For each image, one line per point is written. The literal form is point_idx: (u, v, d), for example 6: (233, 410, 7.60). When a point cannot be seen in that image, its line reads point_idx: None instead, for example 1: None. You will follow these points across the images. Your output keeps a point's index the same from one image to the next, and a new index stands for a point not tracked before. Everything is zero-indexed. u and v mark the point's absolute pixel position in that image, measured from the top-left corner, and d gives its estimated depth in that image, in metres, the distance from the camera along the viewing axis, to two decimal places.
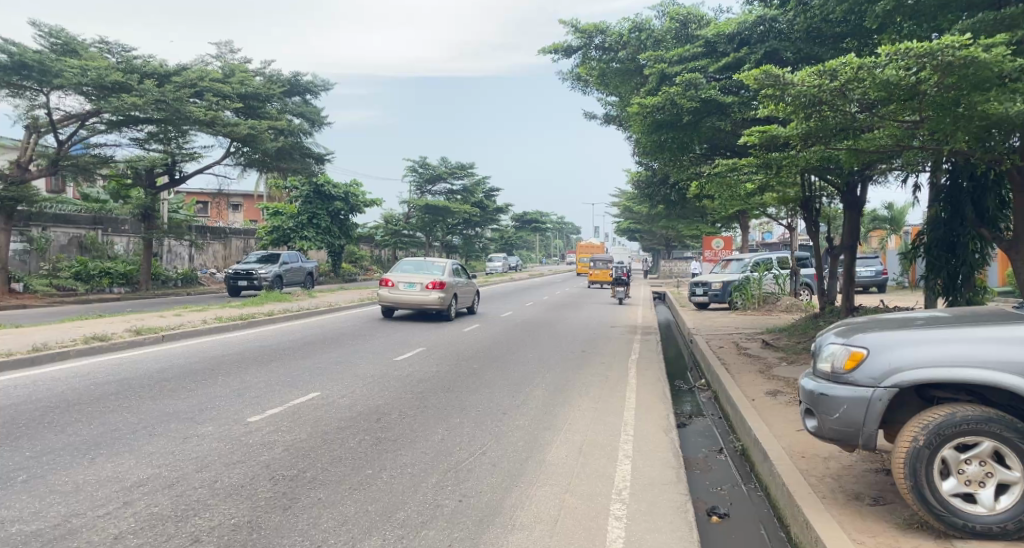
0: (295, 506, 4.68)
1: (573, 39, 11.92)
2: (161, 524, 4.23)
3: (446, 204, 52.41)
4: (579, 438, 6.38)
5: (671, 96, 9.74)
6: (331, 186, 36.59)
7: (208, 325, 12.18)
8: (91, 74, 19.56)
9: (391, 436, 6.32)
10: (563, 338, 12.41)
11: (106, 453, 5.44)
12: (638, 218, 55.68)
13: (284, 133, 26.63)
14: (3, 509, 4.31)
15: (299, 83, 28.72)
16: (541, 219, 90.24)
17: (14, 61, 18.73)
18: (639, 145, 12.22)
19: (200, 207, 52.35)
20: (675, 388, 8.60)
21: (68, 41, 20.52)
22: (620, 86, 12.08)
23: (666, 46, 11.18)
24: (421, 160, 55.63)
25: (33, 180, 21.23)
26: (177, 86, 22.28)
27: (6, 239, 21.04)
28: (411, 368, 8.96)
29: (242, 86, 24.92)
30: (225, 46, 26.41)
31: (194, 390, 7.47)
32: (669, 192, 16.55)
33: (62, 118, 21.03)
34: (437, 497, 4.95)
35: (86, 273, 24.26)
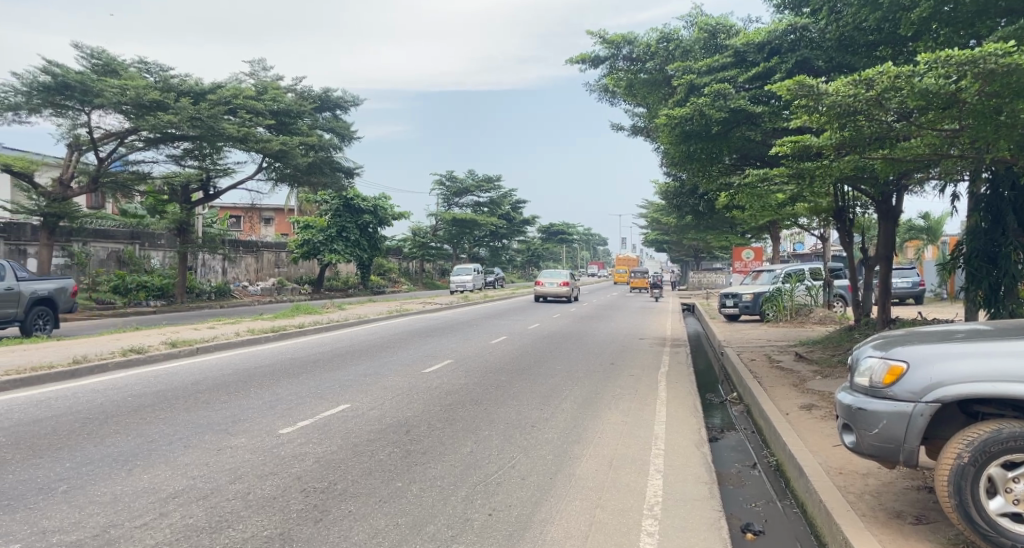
0: (326, 518, 4.72)
1: (600, 49, 12.02)
2: (196, 535, 4.30)
3: (472, 216, 53.10)
4: (608, 451, 6.33)
5: (700, 106, 9.65)
6: (360, 200, 37.23)
7: (241, 337, 12.40)
8: (129, 93, 20.10)
9: (420, 449, 6.32)
10: (590, 349, 12.34)
11: (142, 464, 5.53)
12: (665, 228, 55.42)
13: (315, 148, 27.12)
14: (46, 519, 4.43)
15: (329, 99, 29.16)
16: (569, 231, 90.29)
17: (57, 81, 19.15)
18: (667, 156, 12.12)
19: (233, 222, 53.74)
20: (707, 402, 8.45)
21: (108, 62, 21.10)
22: (648, 96, 12.02)
23: (696, 57, 11.05)
24: (448, 173, 56.25)
25: (75, 197, 21.85)
26: (212, 104, 22.87)
27: (47, 253, 21.63)
28: (440, 380, 8.98)
29: (274, 103, 25.41)
30: (258, 64, 26.99)
31: (227, 401, 7.60)
32: (699, 203, 16.41)
33: (102, 136, 21.60)
34: (467, 511, 4.94)
35: (124, 286, 24.77)
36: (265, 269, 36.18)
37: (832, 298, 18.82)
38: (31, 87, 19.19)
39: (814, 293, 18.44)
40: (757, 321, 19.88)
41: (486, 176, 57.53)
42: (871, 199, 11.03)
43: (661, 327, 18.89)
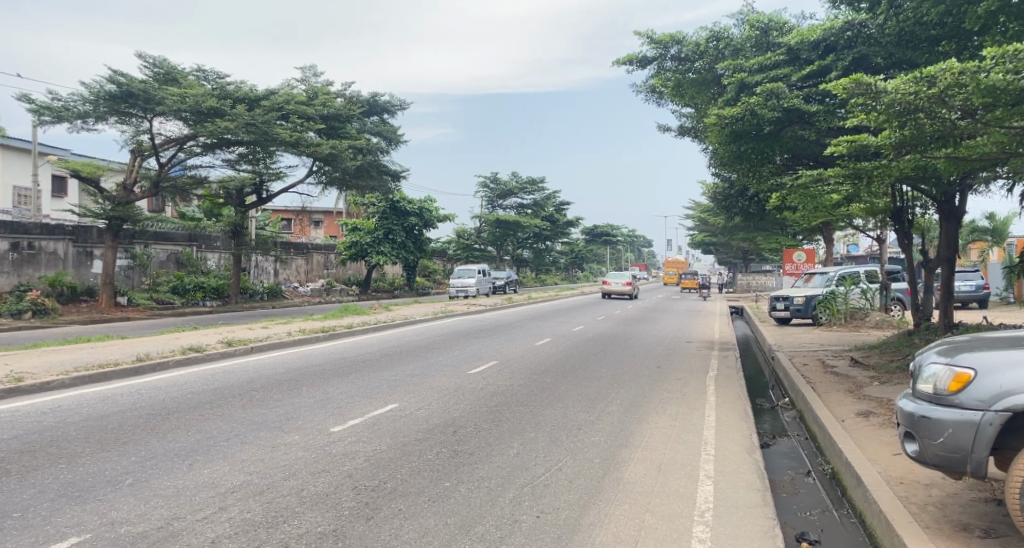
0: (377, 516, 4.80)
1: (649, 50, 11.90)
2: (254, 530, 4.45)
3: (516, 217, 53.15)
4: (656, 455, 6.26)
5: (751, 106, 9.45)
6: (406, 202, 37.66)
7: (293, 337, 12.67)
8: (188, 101, 20.74)
9: (468, 449, 6.37)
10: (637, 352, 12.24)
11: (202, 459, 5.72)
12: (713, 229, 54.46)
13: (363, 151, 27.63)
14: (114, 511, 4.63)
15: (377, 103, 29.55)
16: (614, 233, 89.39)
17: (122, 90, 20.15)
18: (716, 157, 11.91)
19: (284, 224, 55.40)
20: (758, 407, 8.27)
21: (169, 71, 21.68)
22: (696, 97, 11.88)
23: (746, 55, 10.84)
24: (492, 176, 56.52)
25: (137, 201, 22.75)
26: (265, 109, 23.41)
27: (111, 255, 22.54)
28: (485, 382, 9.02)
29: (324, 108, 25.89)
30: (309, 70, 27.58)
31: (280, 399, 7.78)
32: (750, 204, 16.06)
33: (163, 142, 22.43)
34: (515, 512, 4.96)
35: (182, 286, 25.65)
36: (315, 270, 37.04)
37: (889, 302, 18.18)
38: (98, 96, 20.12)
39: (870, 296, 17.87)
40: (810, 325, 19.34)
41: (530, 178, 57.66)
42: (931, 199, 10.66)
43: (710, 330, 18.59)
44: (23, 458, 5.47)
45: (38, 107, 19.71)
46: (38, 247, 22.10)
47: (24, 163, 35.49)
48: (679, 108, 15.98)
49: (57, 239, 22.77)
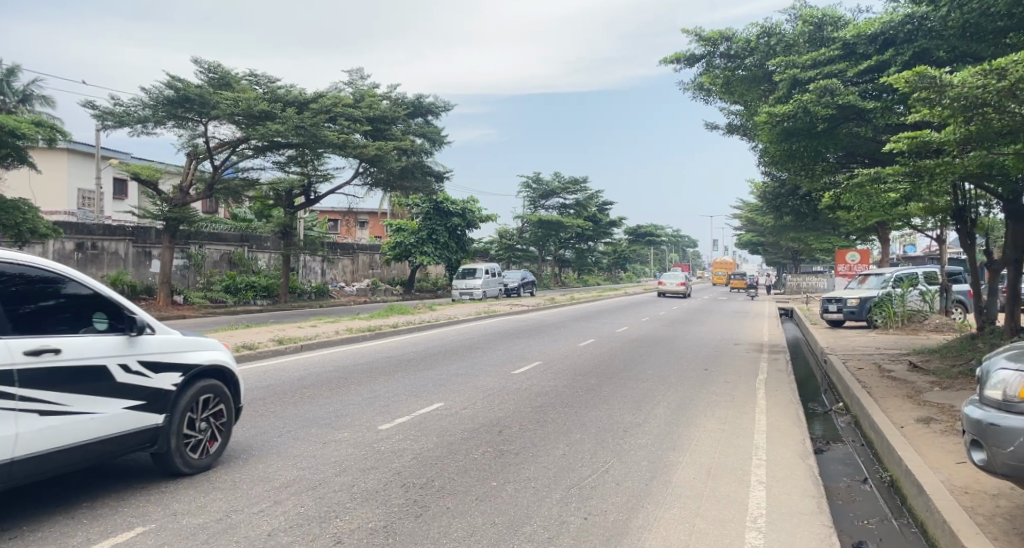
0: (426, 514, 4.84)
1: (697, 47, 11.90)
2: (307, 524, 4.54)
3: (559, 217, 53.03)
4: (705, 459, 6.15)
5: (805, 104, 9.29)
6: (449, 202, 37.75)
7: (342, 336, 12.90)
8: (241, 105, 21.29)
9: (513, 449, 6.37)
10: (684, 354, 12.08)
11: (257, 453, 5.87)
12: (762, 228, 53.27)
13: (407, 153, 28.07)
14: (176, 502, 4.80)
15: (421, 106, 29.82)
16: (658, 233, 88.17)
17: (179, 95, 20.77)
18: (766, 155, 11.69)
19: (331, 225, 56.67)
20: (810, 411, 8.07)
21: (223, 75, 22.11)
22: (746, 94, 11.70)
23: (799, 51, 10.62)
24: (535, 176, 56.56)
25: (192, 202, 23.49)
26: (314, 112, 23.78)
27: (168, 255, 23.30)
28: (530, 382, 9.02)
29: (370, 110, 26.33)
30: (356, 73, 28.05)
31: (330, 397, 7.92)
32: (801, 204, 15.70)
33: (217, 145, 23.07)
34: (563, 513, 4.95)
35: (234, 286, 26.38)
36: (360, 270, 37.66)
37: (950, 305, 17.48)
38: (158, 102, 20.85)
39: (930, 298, 17.24)
40: (864, 329, 18.72)
41: (573, 178, 57.59)
42: (997, 198, 10.23)
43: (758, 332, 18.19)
44: None
45: (102, 113, 20.62)
46: (100, 248, 22.97)
47: (88, 167, 37.12)
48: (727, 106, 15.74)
49: (118, 240, 23.68)
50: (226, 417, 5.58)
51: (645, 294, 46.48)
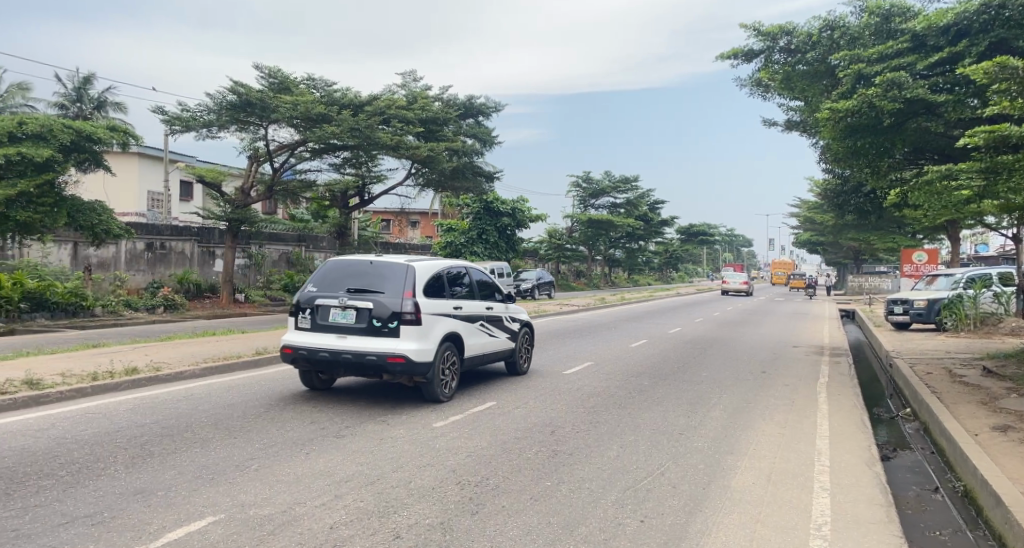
0: (482, 512, 4.87)
1: (756, 42, 11.85)
2: (367, 518, 4.63)
3: (609, 217, 52.71)
4: (765, 464, 6.02)
5: (870, 98, 9.08)
6: (499, 202, 37.78)
7: None
8: (300, 108, 21.77)
9: (567, 450, 6.36)
10: (741, 356, 11.86)
11: (318, 448, 6.05)
12: (821, 227, 51.66)
13: (459, 154, 28.47)
14: (243, 493, 4.97)
15: (472, 106, 30.67)
16: (711, 232, 86.53)
17: (242, 100, 21.34)
18: (829, 152, 11.41)
19: (384, 225, 57.91)
20: (875, 417, 7.80)
21: (283, 79, 22.71)
22: (807, 90, 11.47)
23: (864, 45, 10.36)
24: (585, 175, 56.40)
25: (253, 204, 24.21)
26: (369, 114, 24.21)
27: (230, 255, 24.13)
28: (582, 382, 9.00)
29: (423, 111, 26.79)
30: (409, 75, 28.56)
31: (386, 394, 8.08)
32: (865, 202, 15.17)
33: (277, 147, 23.75)
34: (619, 515, 4.90)
35: (292, 285, 27.17)
36: None
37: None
38: (222, 107, 21.57)
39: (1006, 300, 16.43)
40: (931, 332, 17.98)
41: (623, 177, 57.20)
42: None
43: (818, 334, 17.67)
44: (164, 441, 5.98)
45: (170, 118, 21.55)
46: (168, 247, 23.97)
47: (157, 172, 38.73)
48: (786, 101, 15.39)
49: (185, 240, 24.67)
50: (529, 344, 10.38)
51: (693, 294, 45.82)
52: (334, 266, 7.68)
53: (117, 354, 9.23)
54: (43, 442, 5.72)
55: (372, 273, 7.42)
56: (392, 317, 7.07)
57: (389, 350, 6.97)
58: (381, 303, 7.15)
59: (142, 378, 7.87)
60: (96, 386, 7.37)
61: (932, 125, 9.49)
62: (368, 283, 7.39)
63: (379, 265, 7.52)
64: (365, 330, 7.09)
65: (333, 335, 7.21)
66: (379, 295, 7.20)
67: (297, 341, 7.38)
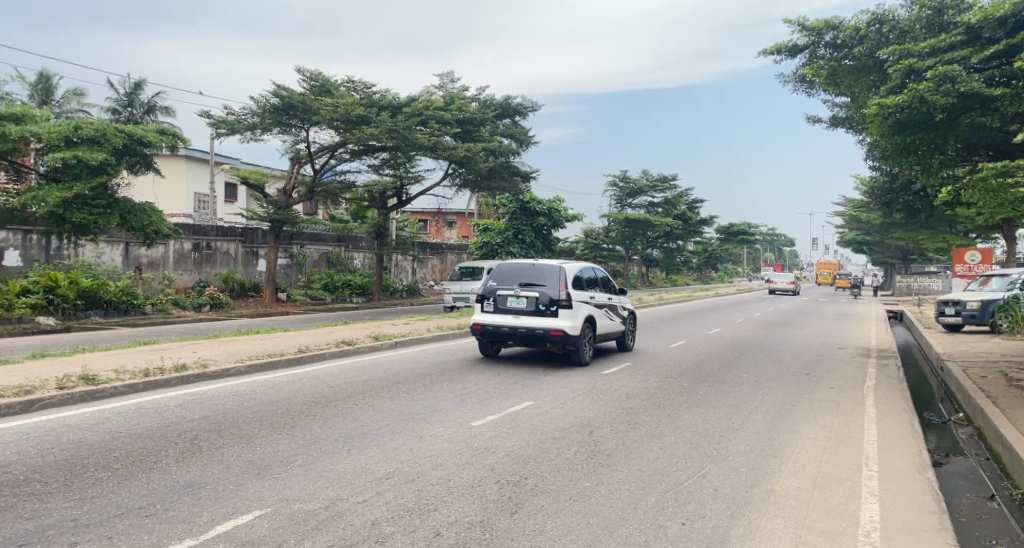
0: (521, 511, 4.87)
1: (800, 37, 11.61)
2: (408, 515, 4.68)
3: (646, 216, 52.31)
4: (810, 468, 5.90)
5: (921, 93, 8.80)
6: (536, 202, 37.75)
7: (433, 334, 13.22)
8: (341, 110, 22.06)
9: (606, 450, 6.33)
10: (783, 357, 11.65)
11: (360, 445, 6.15)
12: (867, 226, 50.25)
13: (495, 154, 28.53)
14: (288, 488, 5.07)
15: (509, 106, 30.70)
16: (751, 231, 85.05)
17: (284, 103, 21.85)
18: (876, 149, 11.12)
19: (422, 226, 58.62)
20: (925, 421, 7.55)
21: (324, 83, 23.09)
22: (853, 85, 11.13)
23: (914, 38, 10.05)
24: (622, 174, 56.06)
25: (294, 204, 24.72)
26: (407, 116, 24.48)
27: (273, 255, 24.65)
28: (620, 383, 8.95)
29: (460, 112, 27.03)
30: (447, 77, 28.77)
31: (424, 392, 8.14)
32: (914, 199, 14.73)
33: (318, 150, 24.24)
34: (659, 517, 4.85)
35: (333, 284, 27.59)
36: (448, 269, 38.65)
37: None
38: (265, 110, 22.08)
39: None
40: (985, 335, 17.34)
41: (661, 176, 56.64)
42: None
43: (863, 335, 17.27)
44: (213, 436, 6.16)
45: (216, 121, 22.06)
46: (214, 248, 24.64)
47: (202, 172, 39.73)
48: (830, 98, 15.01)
49: (229, 240, 25.32)
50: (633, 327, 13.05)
51: (730, 294, 45.16)
52: (506, 267, 10.76)
53: (167, 351, 9.51)
54: (99, 435, 5.93)
55: (536, 272, 10.45)
56: (553, 302, 10.05)
57: (552, 325, 9.94)
58: (545, 293, 10.16)
59: (190, 375, 8.08)
60: (148, 382, 7.60)
61: (987, 120, 9.15)
62: (533, 279, 10.44)
63: (539, 266, 10.56)
64: (535, 312, 10.13)
65: (511, 315, 10.22)
66: (543, 287, 10.22)
67: (484, 319, 10.46)
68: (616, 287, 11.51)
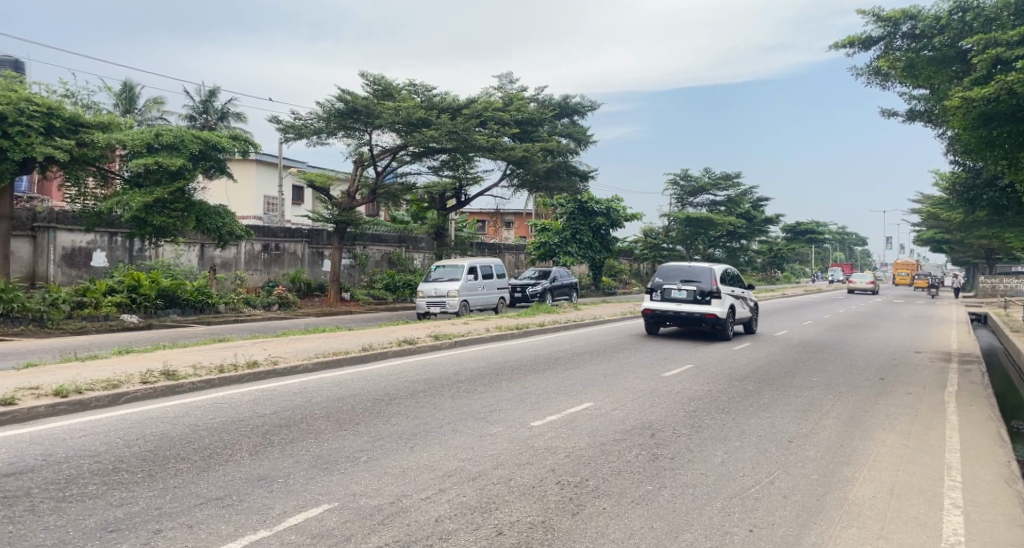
0: (583, 513, 4.85)
1: (875, 28, 11.39)
2: (470, 513, 4.72)
3: (709, 215, 51.22)
4: (887, 477, 5.64)
5: (1010, 84, 8.35)
6: (594, 202, 37.53)
7: (492, 333, 13.32)
8: (402, 113, 22.46)
9: (668, 454, 6.23)
10: (854, 361, 11.22)
11: (421, 443, 6.25)
12: (946, 223, 47.82)
13: (554, 154, 28.64)
14: (354, 483, 5.20)
15: (568, 105, 30.85)
16: (820, 230, 82.00)
17: (348, 107, 22.42)
18: (959, 143, 10.59)
19: (481, 227, 59.26)
20: (1012, 431, 7.12)
21: (386, 86, 23.48)
22: (933, 78, 10.65)
23: (1002, 26, 9.52)
24: (683, 172, 55.10)
25: (358, 206, 25.30)
26: (467, 117, 24.80)
27: (338, 255, 25.33)
28: (681, 385, 8.80)
29: (519, 113, 27.34)
30: (506, 78, 28.99)
31: (483, 392, 8.20)
32: (999, 195, 13.95)
33: (380, 152, 24.76)
34: (725, 523, 4.73)
35: (394, 284, 28.10)
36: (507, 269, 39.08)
37: None
38: (330, 114, 22.71)
39: None
40: None
41: (724, 174, 55.35)
42: None
43: (943, 339, 16.42)
44: (283, 431, 6.38)
45: (285, 126, 22.86)
46: (283, 249, 25.55)
47: (272, 176, 41.30)
48: (908, 90, 14.37)
49: (297, 241, 26.20)
50: (755, 313, 16.77)
51: (792, 294, 43.70)
52: (670, 267, 14.89)
53: (241, 348, 9.93)
54: (180, 427, 6.25)
55: (691, 272, 14.51)
56: (706, 294, 14.09)
57: (706, 310, 13.99)
58: (701, 286, 14.24)
59: (262, 371, 8.41)
60: (222, 378, 7.94)
61: None
62: (689, 277, 14.52)
63: (694, 267, 14.57)
64: (694, 301, 14.21)
65: (674, 303, 14.34)
66: (699, 283, 14.27)
67: (654, 306, 14.66)
68: (746, 284, 15.37)
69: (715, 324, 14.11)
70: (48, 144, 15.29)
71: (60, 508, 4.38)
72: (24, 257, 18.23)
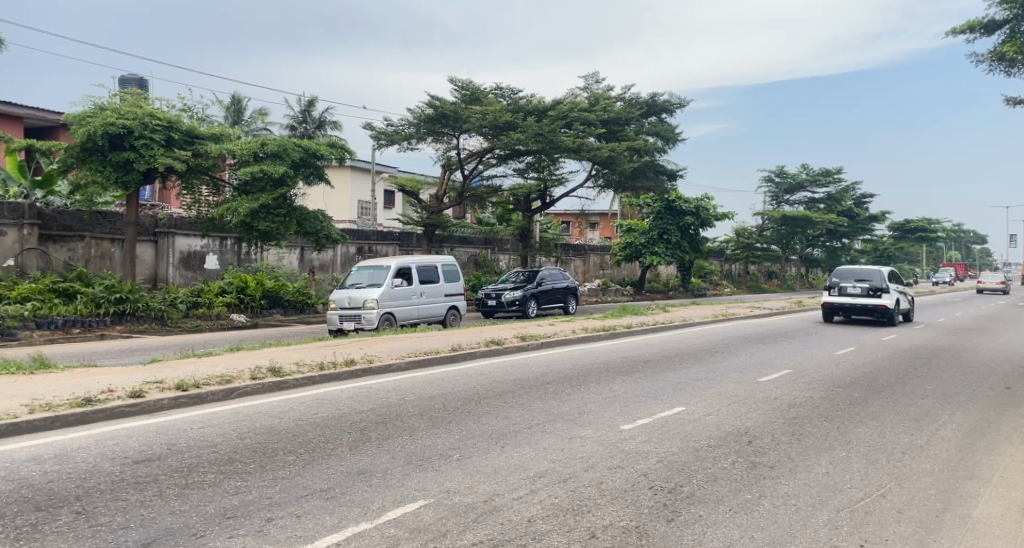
0: (678, 519, 4.74)
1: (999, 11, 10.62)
2: (562, 515, 4.71)
3: (806, 213, 49.00)
4: (1013, 494, 5.20)
5: None
6: (683, 202, 36.68)
7: (576, 335, 13.29)
8: (489, 117, 22.90)
9: (767, 462, 6.00)
10: (975, 369, 10.40)
11: (511, 444, 6.29)
12: None
13: (640, 153, 28.33)
14: (448, 481, 5.30)
15: (655, 104, 30.40)
16: (933, 228, 76.34)
17: (438, 112, 22.93)
18: None
19: (566, 227, 59.14)
20: None
21: (473, 91, 23.93)
22: None
23: None
24: (778, 169, 53.11)
25: (446, 210, 25.87)
26: (552, 118, 24.94)
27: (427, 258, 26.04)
28: (778, 391, 8.44)
29: (606, 112, 27.24)
30: (591, 78, 28.91)
31: (571, 394, 8.17)
32: None
33: (467, 156, 25.22)
34: (833, 537, 4.48)
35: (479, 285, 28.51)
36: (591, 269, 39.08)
37: None
38: (421, 120, 23.31)
39: None
40: None
41: (823, 170, 52.86)
42: None
43: None
44: (380, 427, 6.60)
45: (378, 133, 23.69)
46: (376, 251, 26.48)
47: (365, 181, 43.04)
48: None
49: (389, 244, 27.06)
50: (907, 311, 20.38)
51: None
52: (845, 269, 18.67)
53: (338, 347, 10.36)
54: (286, 422, 6.58)
55: (863, 272, 18.29)
56: (878, 290, 17.83)
57: (879, 301, 17.76)
58: (873, 284, 17.99)
59: (359, 370, 8.72)
60: (323, 375, 8.31)
61: None
62: (863, 276, 18.24)
63: (866, 268, 18.33)
64: (868, 295, 17.92)
65: (850, 297, 18.14)
66: (871, 281, 18.03)
67: (834, 300, 18.40)
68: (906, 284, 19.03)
69: (885, 314, 17.83)
70: (168, 156, 16.53)
71: (182, 495, 4.70)
72: (148, 260, 19.63)
